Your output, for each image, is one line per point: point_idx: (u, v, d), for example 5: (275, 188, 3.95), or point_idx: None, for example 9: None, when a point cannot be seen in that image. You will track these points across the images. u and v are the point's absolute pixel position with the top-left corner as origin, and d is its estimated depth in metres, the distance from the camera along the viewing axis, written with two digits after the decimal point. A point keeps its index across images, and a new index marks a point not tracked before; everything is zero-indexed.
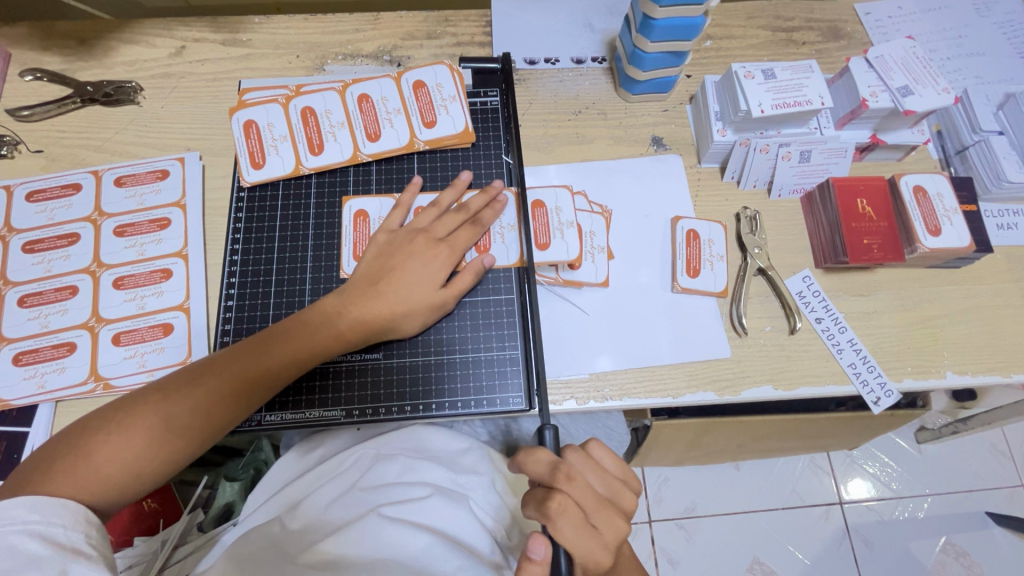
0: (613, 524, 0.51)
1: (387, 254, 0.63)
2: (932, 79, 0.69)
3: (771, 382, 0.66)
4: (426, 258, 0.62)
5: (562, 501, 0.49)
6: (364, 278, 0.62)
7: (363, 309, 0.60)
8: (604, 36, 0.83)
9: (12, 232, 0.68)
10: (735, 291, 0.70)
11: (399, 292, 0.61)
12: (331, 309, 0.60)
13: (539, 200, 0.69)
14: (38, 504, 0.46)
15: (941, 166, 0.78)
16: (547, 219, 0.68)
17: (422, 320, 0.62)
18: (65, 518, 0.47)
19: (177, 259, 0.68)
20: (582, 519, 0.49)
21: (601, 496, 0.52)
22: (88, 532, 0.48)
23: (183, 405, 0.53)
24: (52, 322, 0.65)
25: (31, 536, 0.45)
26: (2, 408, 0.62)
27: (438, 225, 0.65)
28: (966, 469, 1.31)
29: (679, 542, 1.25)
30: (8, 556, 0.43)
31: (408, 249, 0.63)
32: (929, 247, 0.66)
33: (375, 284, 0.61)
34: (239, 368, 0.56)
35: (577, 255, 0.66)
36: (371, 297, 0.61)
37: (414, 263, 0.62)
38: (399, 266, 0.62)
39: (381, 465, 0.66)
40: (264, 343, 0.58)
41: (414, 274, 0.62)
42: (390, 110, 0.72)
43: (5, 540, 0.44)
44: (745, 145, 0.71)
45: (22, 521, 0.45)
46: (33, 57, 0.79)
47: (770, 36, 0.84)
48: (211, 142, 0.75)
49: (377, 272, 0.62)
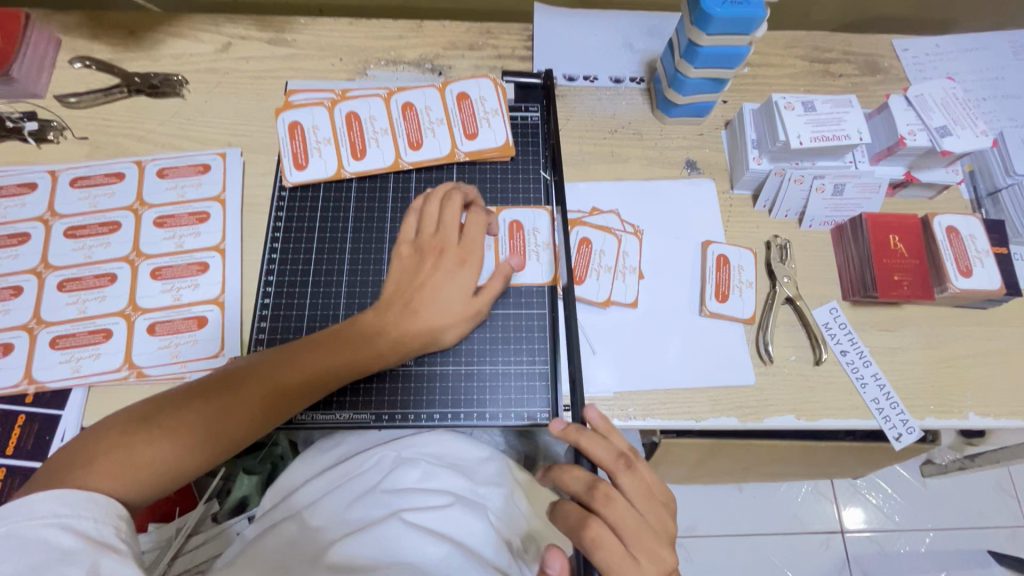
0: (657, 556, 0.50)
1: (414, 269, 0.63)
2: (971, 122, 0.70)
3: (794, 412, 0.67)
4: (455, 269, 0.62)
5: (597, 528, 0.50)
6: (397, 296, 0.62)
7: (401, 324, 0.60)
8: (643, 57, 0.84)
9: (55, 217, 0.70)
10: (762, 318, 0.71)
11: (432, 307, 0.61)
12: (372, 322, 0.61)
13: (587, 238, 0.71)
14: (70, 498, 0.46)
15: (972, 207, 0.78)
16: (589, 258, 0.70)
17: (462, 330, 0.63)
18: (95, 512, 0.46)
19: (214, 253, 0.69)
20: (621, 546, 0.50)
21: (647, 522, 0.51)
22: (118, 525, 0.47)
23: (223, 412, 0.54)
24: (90, 308, 0.66)
25: (62, 529, 0.43)
26: (36, 390, 0.63)
27: (462, 231, 0.64)
28: (969, 505, 1.31)
29: (677, 560, 1.25)
30: (40, 549, 0.42)
31: (436, 262, 0.63)
32: (960, 287, 0.67)
33: (410, 300, 0.61)
34: (278, 379, 0.57)
35: (607, 298, 0.69)
36: (408, 315, 0.61)
37: (441, 280, 0.62)
38: (430, 283, 0.62)
39: (402, 468, 0.67)
40: (304, 351, 0.59)
41: (445, 291, 0.62)
42: (432, 119, 0.73)
43: (36, 533, 0.43)
44: (781, 174, 0.72)
45: (54, 514, 0.44)
46: (84, 44, 0.80)
47: (807, 66, 0.85)
48: (252, 139, 0.76)
49: (407, 291, 0.62)
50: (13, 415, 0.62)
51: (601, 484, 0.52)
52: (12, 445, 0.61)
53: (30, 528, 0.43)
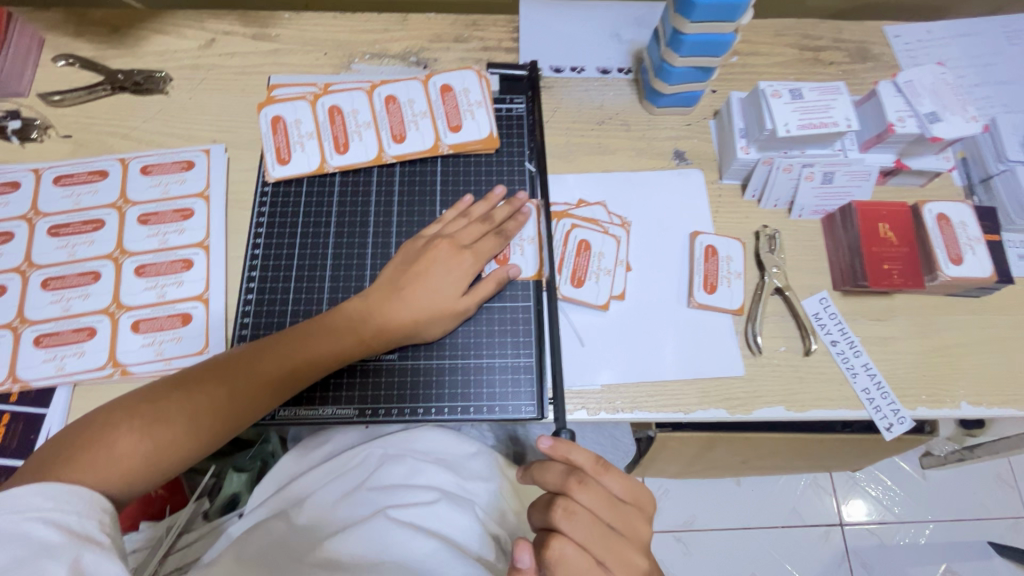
0: (626, 560, 0.49)
1: (413, 259, 0.64)
2: (961, 107, 0.69)
3: (784, 403, 0.66)
4: (452, 263, 0.62)
5: (559, 545, 0.48)
6: (390, 283, 0.63)
7: (387, 313, 0.60)
8: (630, 48, 0.83)
9: (38, 215, 0.69)
10: (751, 309, 0.70)
11: (423, 294, 0.61)
12: (356, 312, 0.61)
13: (587, 242, 0.70)
14: (54, 491, 0.45)
15: (965, 194, 0.77)
16: (589, 261, 0.69)
17: (445, 326, 0.62)
18: (79, 505, 0.46)
19: (198, 249, 0.69)
20: (590, 561, 0.48)
21: (611, 529, 0.50)
22: (101, 519, 0.47)
23: (207, 400, 0.54)
24: (73, 306, 0.66)
25: (44, 523, 0.43)
26: (20, 389, 0.63)
27: (463, 232, 0.65)
28: (970, 496, 1.30)
29: (675, 554, 1.25)
30: (21, 543, 0.42)
31: (429, 256, 0.63)
32: (951, 275, 0.66)
33: (400, 288, 0.62)
34: (263, 366, 0.57)
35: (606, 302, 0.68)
36: (395, 300, 0.61)
37: (439, 268, 0.62)
38: (422, 270, 0.62)
39: (389, 464, 0.67)
40: (287, 342, 0.59)
41: (439, 280, 0.62)
42: (416, 112, 0.72)
43: (18, 526, 0.42)
44: (768, 164, 0.71)
45: (36, 508, 0.44)
46: (67, 42, 0.80)
47: (797, 54, 0.84)
48: (236, 135, 0.76)
49: (401, 277, 0.62)
50: None
51: (559, 501, 0.50)
52: None
53: (12, 521, 0.43)
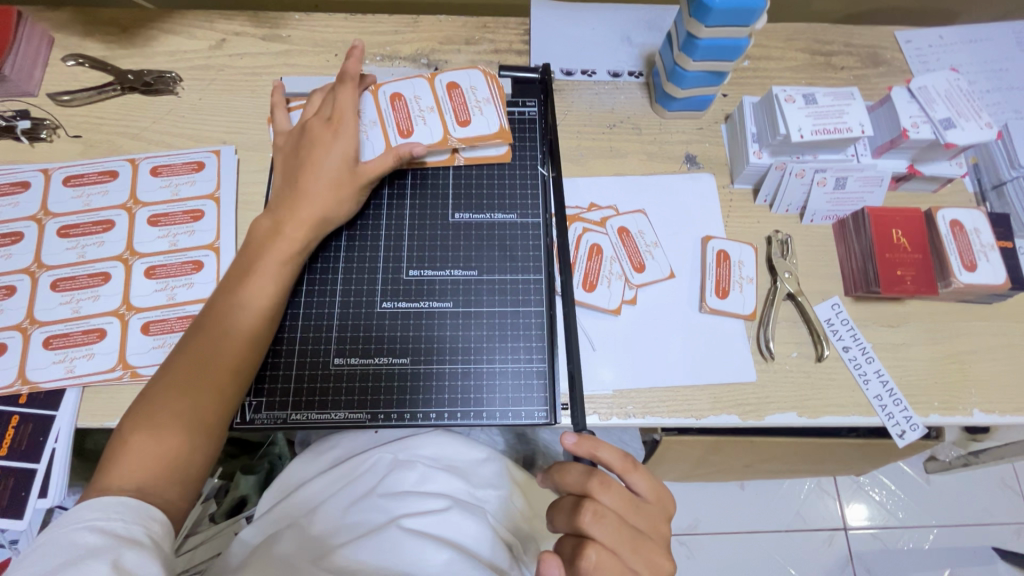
0: (652, 560, 0.49)
1: (297, 145, 0.66)
2: (975, 114, 0.69)
3: (796, 409, 0.66)
4: (334, 136, 0.65)
5: (591, 553, 0.47)
6: (283, 182, 0.65)
7: (302, 218, 0.62)
8: (641, 51, 0.83)
9: (48, 216, 0.69)
10: (763, 314, 0.70)
11: (313, 177, 0.63)
12: (263, 240, 0.61)
13: (598, 246, 0.71)
14: (101, 503, 0.46)
15: (976, 200, 0.77)
16: (600, 266, 0.70)
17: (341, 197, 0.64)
18: (125, 513, 0.46)
19: (209, 251, 0.69)
20: (621, 566, 0.48)
21: (635, 528, 0.50)
22: (151, 526, 0.47)
23: (188, 376, 0.54)
24: (83, 308, 0.65)
25: (91, 530, 0.44)
26: (30, 390, 0.62)
27: (324, 108, 0.67)
28: (974, 501, 1.30)
29: (679, 558, 1.24)
30: (68, 549, 0.42)
31: (314, 139, 0.65)
32: (963, 282, 0.66)
33: (293, 183, 0.63)
34: (229, 350, 0.56)
35: (618, 306, 0.68)
36: (296, 198, 0.63)
37: (319, 149, 0.64)
38: (310, 157, 0.64)
39: (399, 471, 0.66)
40: (230, 294, 0.59)
41: (325, 161, 0.64)
42: (422, 108, 0.70)
43: (70, 535, 0.43)
44: (781, 168, 0.71)
45: (86, 519, 0.45)
46: (76, 41, 0.79)
47: (809, 59, 0.84)
48: (246, 136, 0.76)
49: (293, 173, 0.64)
50: (6, 416, 0.62)
51: (586, 505, 0.49)
52: (5, 446, 0.61)
53: (66, 531, 0.44)
